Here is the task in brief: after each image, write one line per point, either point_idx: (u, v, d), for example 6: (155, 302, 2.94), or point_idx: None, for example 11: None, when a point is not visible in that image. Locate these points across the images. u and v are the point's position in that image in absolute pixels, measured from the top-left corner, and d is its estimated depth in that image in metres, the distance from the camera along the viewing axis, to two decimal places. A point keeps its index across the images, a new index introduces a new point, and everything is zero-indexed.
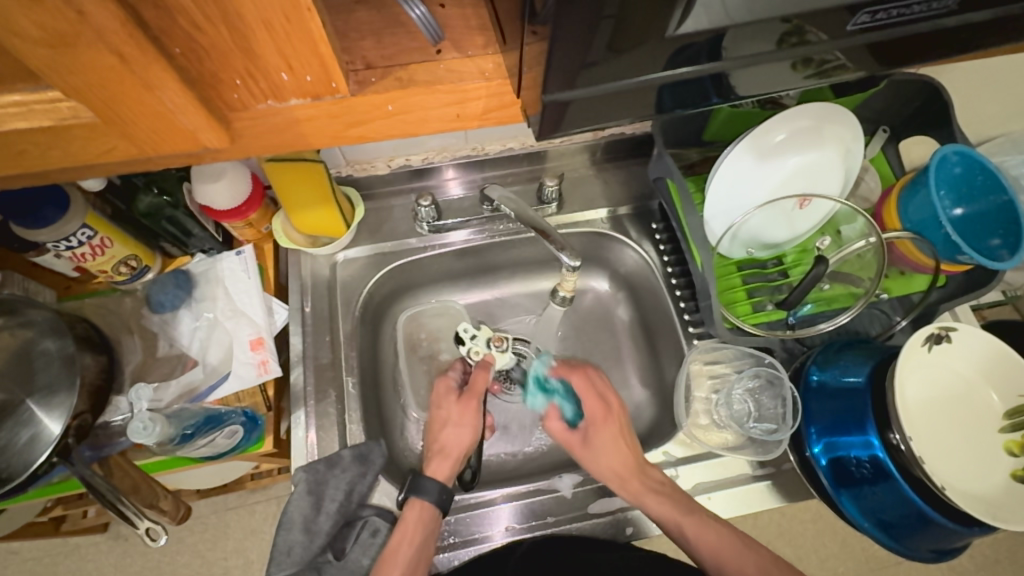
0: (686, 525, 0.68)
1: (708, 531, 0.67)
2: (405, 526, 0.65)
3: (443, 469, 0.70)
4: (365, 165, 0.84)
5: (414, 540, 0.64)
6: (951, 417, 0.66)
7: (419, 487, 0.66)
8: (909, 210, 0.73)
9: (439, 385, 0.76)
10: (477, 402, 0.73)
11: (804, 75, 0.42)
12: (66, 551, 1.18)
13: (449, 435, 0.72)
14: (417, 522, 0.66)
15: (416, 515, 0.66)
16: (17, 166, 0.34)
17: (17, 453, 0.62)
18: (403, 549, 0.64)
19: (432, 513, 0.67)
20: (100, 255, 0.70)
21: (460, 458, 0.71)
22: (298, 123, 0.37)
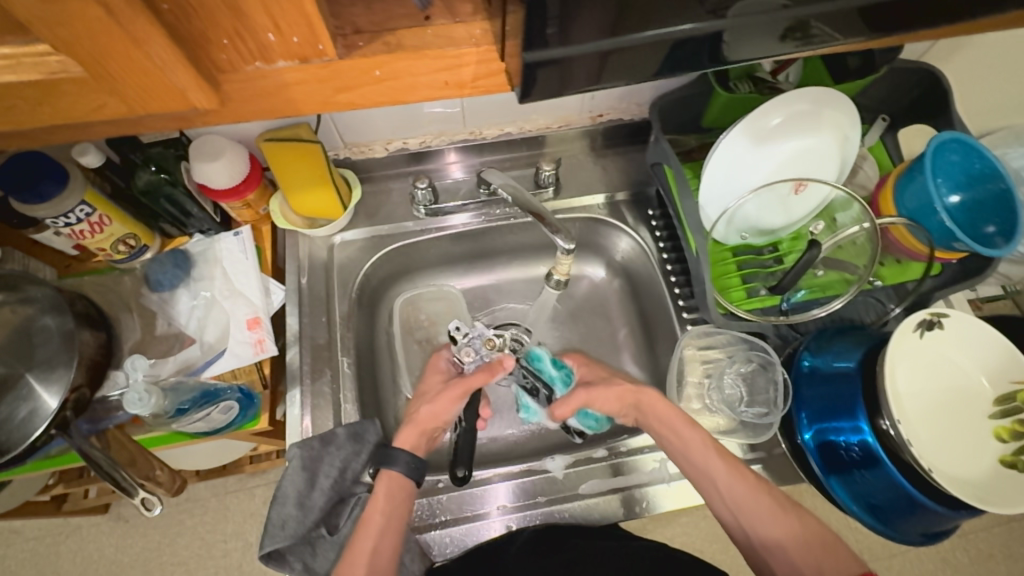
0: (739, 491, 0.64)
1: (762, 499, 0.64)
2: (376, 498, 0.65)
3: (412, 439, 0.69)
4: (363, 148, 0.85)
5: (383, 508, 0.64)
6: (941, 402, 0.66)
7: (390, 458, 0.66)
8: (905, 197, 0.72)
9: (433, 364, 0.77)
10: (462, 391, 0.72)
11: (788, 41, 0.43)
12: (67, 531, 1.20)
13: (425, 407, 0.71)
14: (387, 493, 0.65)
15: (385, 485, 0.66)
16: (9, 124, 0.35)
17: (17, 426, 0.63)
18: (375, 517, 0.63)
19: (406, 485, 0.66)
20: (99, 232, 0.71)
21: (430, 432, 0.70)
22: (287, 88, 0.37)
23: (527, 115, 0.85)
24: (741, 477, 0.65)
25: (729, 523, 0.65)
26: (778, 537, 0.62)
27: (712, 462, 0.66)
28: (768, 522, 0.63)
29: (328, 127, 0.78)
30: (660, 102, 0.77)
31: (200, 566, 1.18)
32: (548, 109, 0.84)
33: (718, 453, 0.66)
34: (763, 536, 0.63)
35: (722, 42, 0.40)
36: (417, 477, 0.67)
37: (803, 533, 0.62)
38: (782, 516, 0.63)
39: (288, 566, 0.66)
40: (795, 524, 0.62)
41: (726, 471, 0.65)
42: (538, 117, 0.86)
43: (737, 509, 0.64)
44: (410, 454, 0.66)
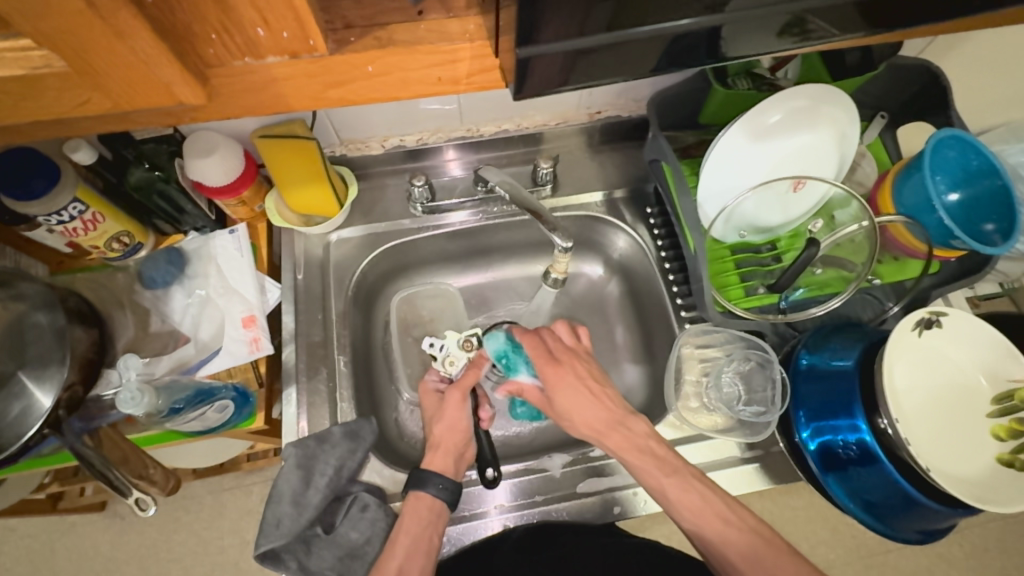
0: (708, 532, 0.63)
1: (729, 538, 0.62)
2: (403, 518, 0.65)
3: (440, 459, 0.69)
4: (359, 145, 0.84)
5: (413, 530, 0.64)
6: (940, 401, 0.66)
7: (421, 480, 0.66)
8: (903, 194, 0.72)
9: (424, 389, 0.75)
10: (463, 395, 0.72)
11: (782, 36, 0.42)
12: (64, 529, 1.19)
13: (442, 430, 0.71)
14: (415, 515, 0.65)
15: (414, 505, 0.65)
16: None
17: (9, 424, 0.62)
18: (403, 539, 0.63)
19: (436, 507, 0.66)
20: (92, 230, 0.70)
21: (455, 449, 0.70)
22: (276, 83, 0.37)
23: (524, 112, 0.84)
24: (707, 517, 0.63)
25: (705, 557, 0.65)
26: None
27: (674, 503, 0.64)
28: (738, 561, 0.61)
29: (324, 124, 0.78)
30: (658, 99, 0.77)
31: (197, 563, 1.17)
32: (545, 105, 0.83)
33: (681, 494, 0.64)
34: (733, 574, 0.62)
35: (712, 36, 0.39)
36: (450, 498, 0.66)
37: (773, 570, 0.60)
38: (753, 557, 0.61)
39: (284, 565, 0.65)
40: (764, 561, 0.60)
41: (690, 510, 0.64)
42: (535, 114, 0.85)
43: (710, 551, 0.63)
44: (439, 475, 0.66)
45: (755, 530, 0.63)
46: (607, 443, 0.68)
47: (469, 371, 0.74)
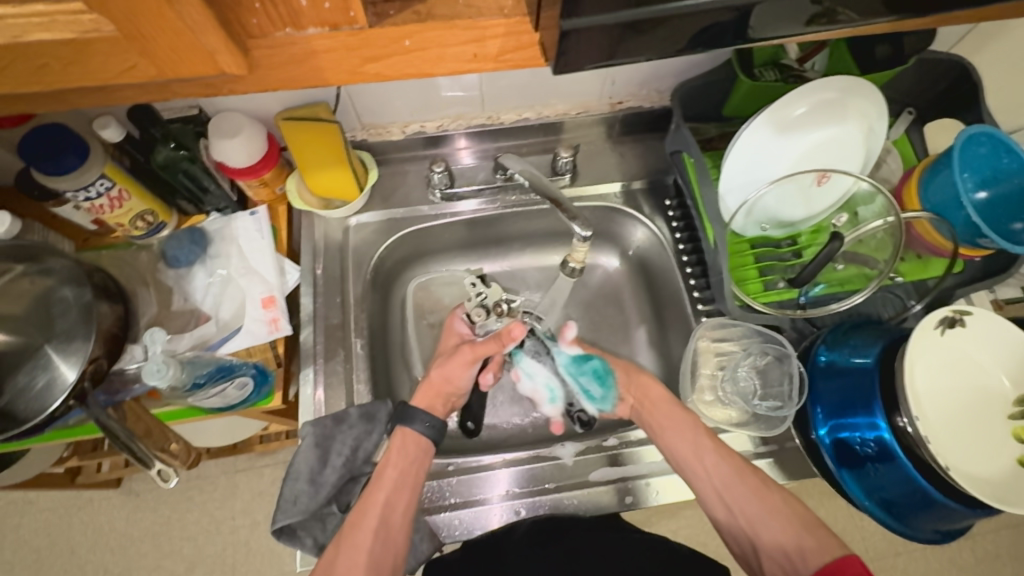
0: (746, 499, 0.63)
1: (745, 477, 0.64)
2: (389, 452, 0.66)
3: (427, 401, 0.71)
4: (380, 130, 0.84)
5: (400, 465, 0.64)
6: (963, 402, 0.65)
7: (409, 417, 0.67)
8: (929, 191, 0.71)
9: (450, 325, 0.79)
10: (473, 357, 0.74)
11: (809, 22, 0.41)
12: (80, 504, 1.22)
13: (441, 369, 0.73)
14: (402, 449, 0.66)
15: (401, 441, 0.66)
16: (42, 82, 0.35)
17: (35, 395, 0.64)
18: (389, 472, 0.64)
19: (422, 445, 0.67)
20: (118, 207, 0.71)
21: (445, 394, 0.73)
22: (316, 56, 0.38)
23: (545, 101, 0.84)
24: (725, 457, 0.65)
25: (712, 501, 0.65)
26: (761, 512, 0.62)
27: (701, 441, 0.66)
28: (753, 500, 0.62)
29: (346, 107, 0.78)
30: (682, 89, 0.76)
31: (209, 542, 1.20)
32: (567, 94, 0.83)
33: (707, 432, 0.67)
34: (747, 511, 0.62)
35: (740, 20, 0.39)
36: (435, 436, 0.67)
37: (787, 510, 0.61)
38: (767, 495, 0.62)
39: (299, 541, 0.67)
40: (779, 503, 0.62)
41: (714, 448, 0.66)
42: (556, 103, 0.84)
43: (739, 507, 0.63)
44: (427, 414, 0.67)
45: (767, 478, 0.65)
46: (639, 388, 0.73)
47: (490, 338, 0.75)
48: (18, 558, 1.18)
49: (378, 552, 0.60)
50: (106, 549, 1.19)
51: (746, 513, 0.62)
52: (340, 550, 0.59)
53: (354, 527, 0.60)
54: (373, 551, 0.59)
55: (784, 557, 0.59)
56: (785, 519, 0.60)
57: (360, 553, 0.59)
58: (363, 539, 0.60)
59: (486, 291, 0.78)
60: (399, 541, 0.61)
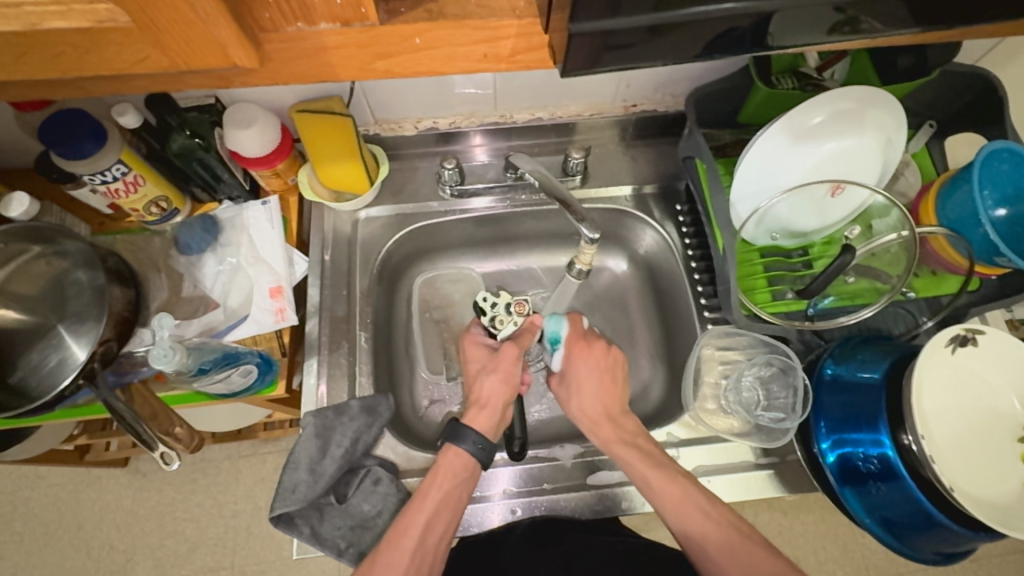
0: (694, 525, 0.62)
1: (713, 533, 0.61)
2: (438, 472, 0.65)
3: (487, 420, 0.69)
4: (393, 125, 0.84)
5: (444, 486, 0.64)
6: (971, 423, 0.64)
7: (460, 435, 0.67)
8: (947, 207, 0.70)
9: (468, 346, 0.74)
10: (517, 351, 0.72)
11: (830, 29, 0.41)
12: (88, 481, 1.25)
13: (489, 385, 0.70)
14: (449, 470, 0.66)
15: (449, 462, 0.66)
16: (55, 70, 0.36)
17: (47, 374, 0.66)
18: (433, 493, 0.64)
19: (469, 465, 0.66)
20: (133, 192, 0.72)
21: (498, 408, 0.70)
22: (325, 51, 0.38)
23: (559, 101, 0.83)
24: (693, 513, 0.63)
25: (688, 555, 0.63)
26: (734, 572, 0.59)
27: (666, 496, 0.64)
28: (725, 558, 0.60)
29: (360, 102, 0.78)
30: (697, 94, 0.76)
31: (210, 525, 1.22)
32: (581, 95, 0.82)
33: (674, 486, 0.64)
34: (718, 570, 0.60)
35: (757, 27, 0.39)
36: (484, 458, 0.67)
37: (761, 568, 0.59)
38: (743, 551, 0.60)
39: (296, 529, 0.67)
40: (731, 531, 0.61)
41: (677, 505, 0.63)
42: (570, 104, 0.84)
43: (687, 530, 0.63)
44: (478, 434, 0.66)
45: (745, 531, 0.62)
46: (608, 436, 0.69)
47: (522, 335, 0.74)
48: (26, 531, 1.21)
49: (414, 571, 0.60)
50: (110, 527, 1.21)
51: (718, 572, 0.60)
52: (376, 565, 0.60)
53: (392, 544, 0.61)
54: (409, 573, 0.60)
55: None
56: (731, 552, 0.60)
57: (396, 571, 0.60)
58: (399, 558, 0.60)
59: (499, 299, 0.74)
60: (436, 559, 0.62)
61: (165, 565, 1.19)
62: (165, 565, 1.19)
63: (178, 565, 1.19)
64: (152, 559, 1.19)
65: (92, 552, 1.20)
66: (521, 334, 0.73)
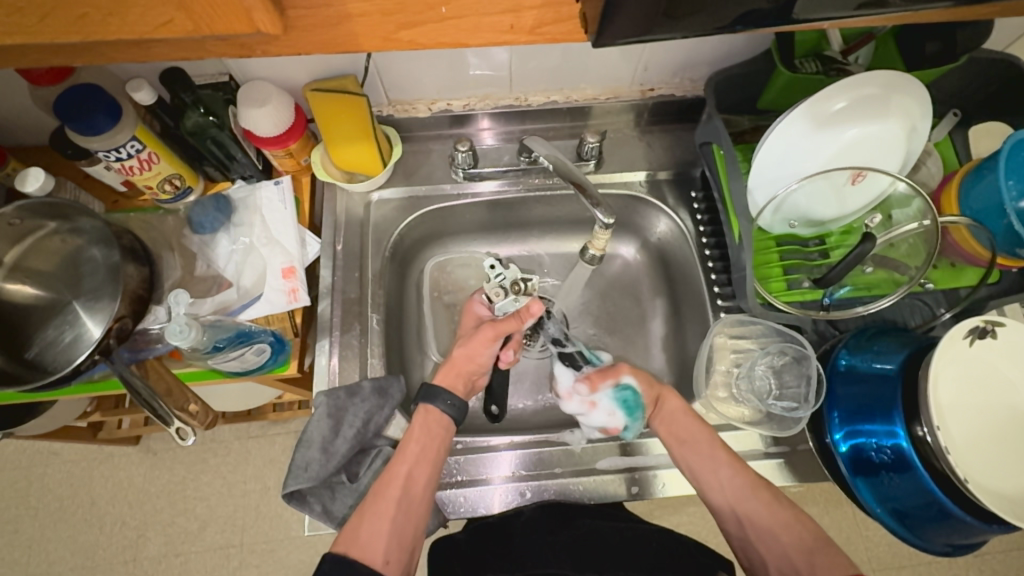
0: (756, 509, 0.64)
1: (761, 493, 0.65)
2: (412, 429, 0.66)
3: (449, 379, 0.72)
4: (407, 107, 0.83)
5: (421, 441, 0.65)
6: (987, 416, 0.63)
7: (431, 396, 0.68)
8: (970, 197, 0.68)
9: (469, 309, 0.80)
10: (494, 334, 0.74)
11: (860, 4, 0.39)
12: (100, 458, 1.27)
13: (458, 349, 0.74)
14: (426, 427, 0.67)
15: (424, 420, 0.67)
16: (79, 34, 0.37)
17: (63, 349, 0.67)
18: (411, 447, 0.64)
19: (443, 422, 0.68)
20: (147, 170, 0.72)
21: (468, 372, 0.73)
22: (350, 19, 0.40)
23: (575, 84, 0.82)
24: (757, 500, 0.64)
25: (725, 514, 0.66)
26: (774, 529, 0.63)
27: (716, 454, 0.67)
28: (764, 516, 0.63)
29: (374, 81, 0.78)
30: (716, 79, 0.74)
31: (220, 502, 1.23)
32: (597, 78, 0.81)
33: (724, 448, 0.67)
34: (756, 525, 0.64)
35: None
36: (456, 415, 0.68)
37: (801, 528, 0.62)
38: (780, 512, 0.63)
39: (309, 506, 0.68)
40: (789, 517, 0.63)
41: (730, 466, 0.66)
42: (586, 87, 0.83)
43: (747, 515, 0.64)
44: (449, 393, 0.68)
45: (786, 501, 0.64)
46: (663, 411, 0.72)
47: (509, 318, 0.75)
48: (42, 505, 1.24)
49: (400, 524, 0.60)
50: (123, 503, 1.23)
51: (756, 529, 0.64)
52: (362, 520, 0.60)
53: (376, 499, 0.61)
54: (395, 520, 0.60)
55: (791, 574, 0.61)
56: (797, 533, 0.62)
57: (383, 523, 0.59)
58: (384, 509, 0.60)
59: (506, 272, 0.76)
60: (419, 512, 0.62)
61: (177, 541, 1.21)
62: (177, 542, 1.21)
63: (189, 541, 1.21)
64: (164, 535, 1.21)
65: (105, 527, 1.22)
66: (512, 317, 0.75)
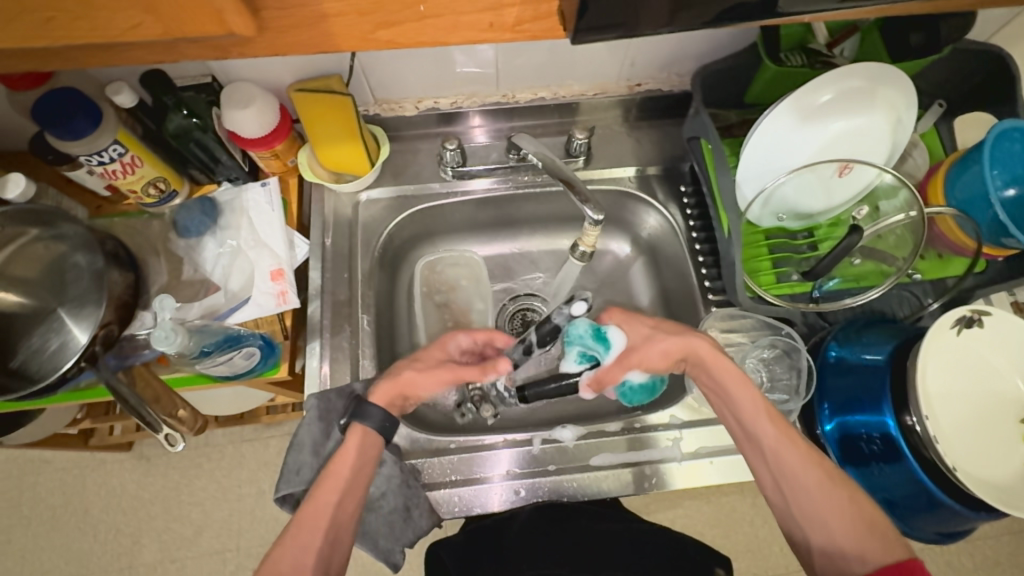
0: (802, 487, 0.59)
1: (808, 472, 0.59)
2: (344, 452, 0.62)
3: (387, 397, 0.66)
4: (394, 105, 0.83)
5: (349, 466, 0.61)
6: (975, 405, 0.64)
7: (362, 414, 0.64)
8: (956, 186, 0.69)
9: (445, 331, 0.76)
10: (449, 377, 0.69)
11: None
12: (93, 465, 1.26)
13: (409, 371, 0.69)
14: (357, 449, 0.63)
15: (357, 442, 0.63)
16: (47, 39, 0.36)
17: (48, 357, 0.66)
18: (340, 472, 0.61)
19: (374, 441, 0.64)
20: (130, 174, 0.71)
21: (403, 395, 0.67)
22: (326, 19, 0.40)
23: (561, 81, 0.82)
24: (807, 479, 0.59)
25: (767, 485, 0.62)
26: (822, 510, 0.57)
27: (762, 426, 0.62)
28: (814, 496, 0.58)
29: (360, 81, 0.77)
30: (702, 73, 0.74)
31: (215, 507, 1.23)
32: (584, 74, 0.81)
33: (770, 418, 0.62)
34: (801, 503, 0.59)
35: None
36: (387, 436, 0.65)
37: (851, 511, 0.57)
38: (833, 493, 0.58)
39: (303, 510, 0.68)
40: (843, 501, 0.57)
41: (775, 437, 0.61)
42: (572, 83, 0.82)
43: (791, 494, 0.59)
44: (382, 414, 0.63)
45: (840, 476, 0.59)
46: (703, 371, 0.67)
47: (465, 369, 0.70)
48: (34, 514, 1.22)
49: (325, 552, 0.57)
50: (116, 510, 1.23)
51: (800, 506, 0.59)
52: (284, 550, 0.57)
53: (300, 527, 0.58)
54: (321, 551, 0.57)
55: (837, 558, 0.55)
56: (847, 520, 0.56)
57: (309, 552, 0.57)
58: (311, 539, 0.57)
59: None
60: (347, 535, 0.60)
61: (172, 547, 1.20)
62: (172, 547, 1.20)
63: (184, 547, 1.20)
64: (159, 542, 1.21)
65: (99, 535, 1.21)
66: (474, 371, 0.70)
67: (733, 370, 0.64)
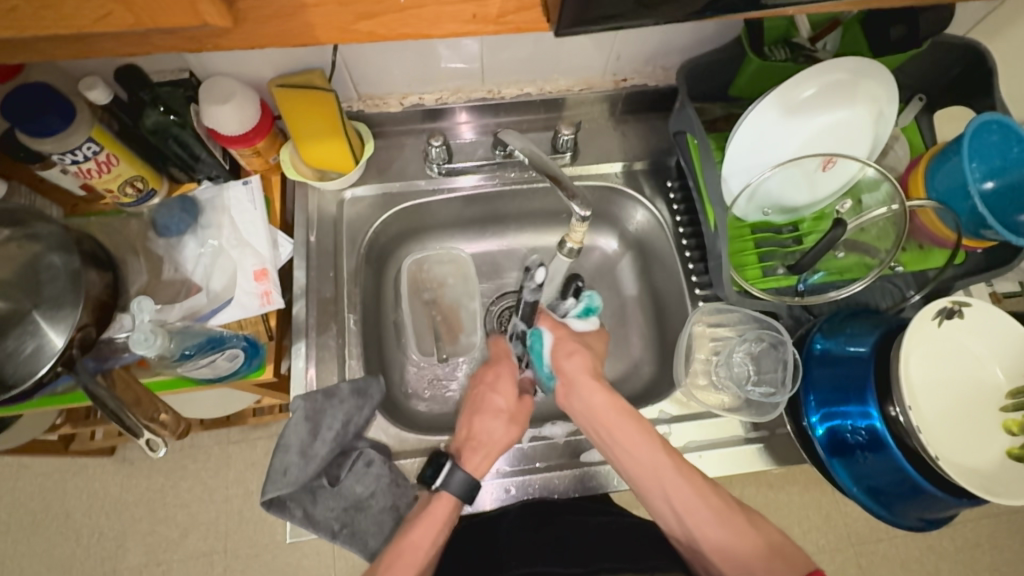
0: (703, 517, 0.64)
1: (708, 502, 0.64)
2: (421, 519, 0.64)
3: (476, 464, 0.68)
4: (377, 101, 0.82)
5: (433, 537, 0.63)
6: (954, 394, 0.65)
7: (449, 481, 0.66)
8: (935, 179, 0.70)
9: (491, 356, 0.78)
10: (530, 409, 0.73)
11: None
12: (74, 470, 1.23)
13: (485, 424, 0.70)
14: (433, 516, 0.64)
15: (439, 509, 0.65)
16: (10, 28, 0.35)
17: (23, 361, 0.62)
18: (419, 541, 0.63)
19: (454, 506, 0.66)
20: (106, 172, 0.69)
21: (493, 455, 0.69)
22: (305, 10, 0.39)
23: (548, 75, 0.81)
24: (704, 507, 0.64)
25: (672, 521, 0.66)
26: (722, 536, 0.63)
27: (659, 459, 0.66)
28: (716, 525, 0.63)
29: (342, 76, 0.76)
30: (688, 67, 0.74)
31: (202, 511, 1.21)
32: (570, 68, 0.80)
33: (664, 453, 0.66)
34: (708, 535, 0.63)
35: None
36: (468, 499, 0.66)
37: (751, 533, 0.63)
38: (731, 518, 0.63)
39: (289, 512, 0.66)
40: (742, 523, 0.63)
41: (671, 471, 0.65)
42: (559, 78, 0.82)
43: (693, 525, 0.64)
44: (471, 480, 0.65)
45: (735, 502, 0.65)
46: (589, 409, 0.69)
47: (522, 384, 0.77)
48: (13, 521, 1.19)
49: None
50: (100, 515, 1.20)
51: (706, 537, 0.63)
52: None
53: None
54: None
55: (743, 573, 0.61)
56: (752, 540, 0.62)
57: None
58: None
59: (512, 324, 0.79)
60: None
61: (157, 551, 1.18)
62: (158, 551, 1.18)
63: (170, 550, 1.18)
64: (144, 545, 1.18)
65: (81, 540, 1.19)
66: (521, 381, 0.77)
67: (621, 408, 0.68)
